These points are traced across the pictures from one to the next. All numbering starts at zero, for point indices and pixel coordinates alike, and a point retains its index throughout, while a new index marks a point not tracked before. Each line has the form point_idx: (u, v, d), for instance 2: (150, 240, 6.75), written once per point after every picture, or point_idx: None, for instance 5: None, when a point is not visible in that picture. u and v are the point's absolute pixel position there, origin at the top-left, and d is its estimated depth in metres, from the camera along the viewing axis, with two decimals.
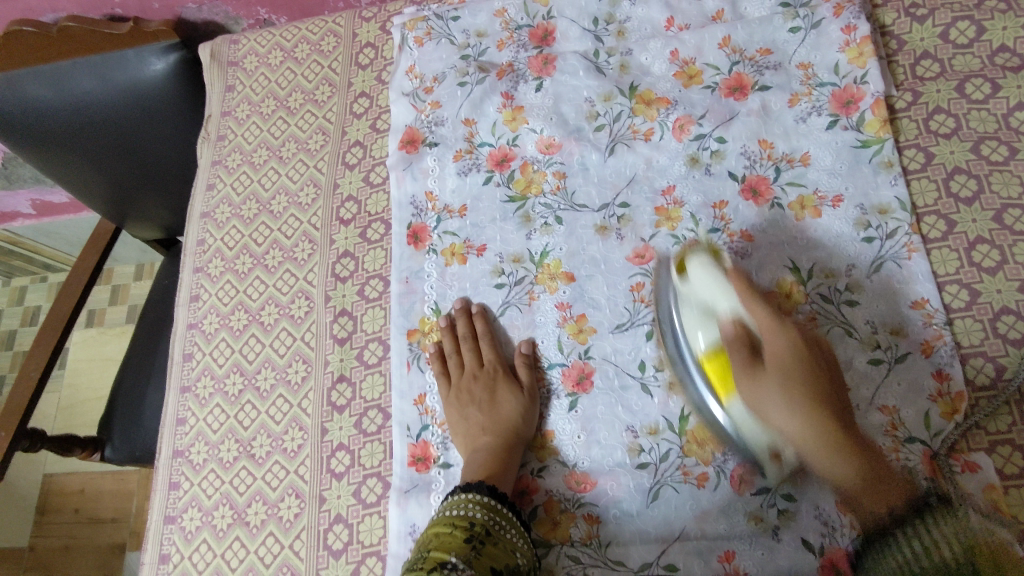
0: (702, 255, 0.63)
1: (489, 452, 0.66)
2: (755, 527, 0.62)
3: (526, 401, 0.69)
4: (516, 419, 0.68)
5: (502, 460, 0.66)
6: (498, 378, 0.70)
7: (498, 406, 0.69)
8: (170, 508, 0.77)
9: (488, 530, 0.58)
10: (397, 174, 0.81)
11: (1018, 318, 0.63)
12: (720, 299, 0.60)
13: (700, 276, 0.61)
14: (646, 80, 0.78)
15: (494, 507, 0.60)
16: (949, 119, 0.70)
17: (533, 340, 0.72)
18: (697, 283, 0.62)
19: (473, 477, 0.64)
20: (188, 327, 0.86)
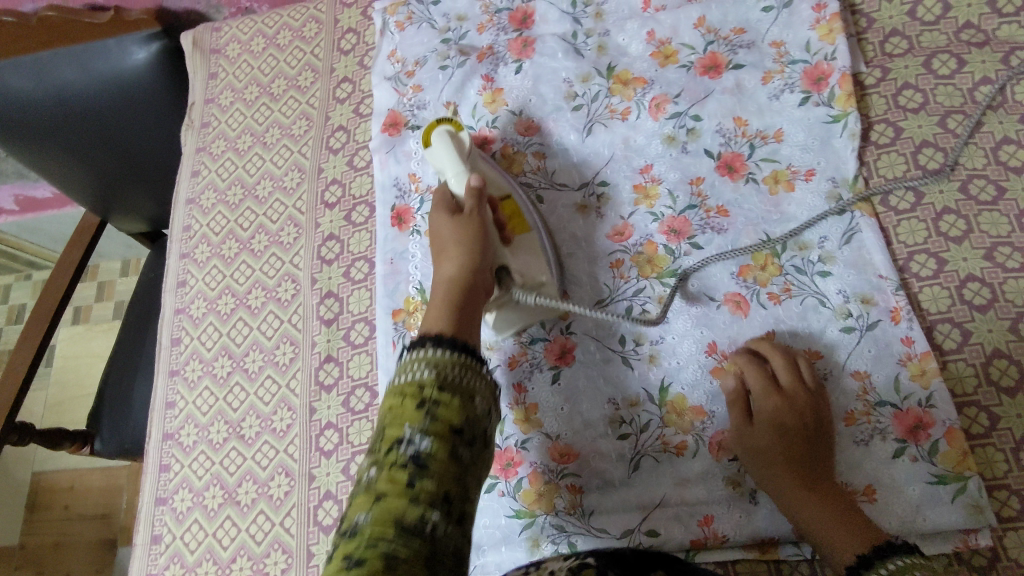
0: (444, 126, 0.69)
1: (768, 436, 0.62)
2: (733, 492, 0.64)
3: (475, 223, 0.64)
4: (794, 417, 0.62)
5: (818, 454, 0.61)
6: (440, 218, 0.66)
7: (449, 237, 0.64)
8: (162, 490, 0.78)
9: (442, 384, 0.50)
10: (380, 157, 0.82)
11: (983, 284, 0.65)
12: (452, 165, 0.67)
13: (439, 148, 0.68)
14: (623, 60, 0.79)
15: (460, 361, 0.52)
16: (917, 94, 0.72)
17: (472, 190, 0.65)
18: (437, 155, 0.68)
19: (451, 309, 0.58)
20: (176, 313, 0.86)
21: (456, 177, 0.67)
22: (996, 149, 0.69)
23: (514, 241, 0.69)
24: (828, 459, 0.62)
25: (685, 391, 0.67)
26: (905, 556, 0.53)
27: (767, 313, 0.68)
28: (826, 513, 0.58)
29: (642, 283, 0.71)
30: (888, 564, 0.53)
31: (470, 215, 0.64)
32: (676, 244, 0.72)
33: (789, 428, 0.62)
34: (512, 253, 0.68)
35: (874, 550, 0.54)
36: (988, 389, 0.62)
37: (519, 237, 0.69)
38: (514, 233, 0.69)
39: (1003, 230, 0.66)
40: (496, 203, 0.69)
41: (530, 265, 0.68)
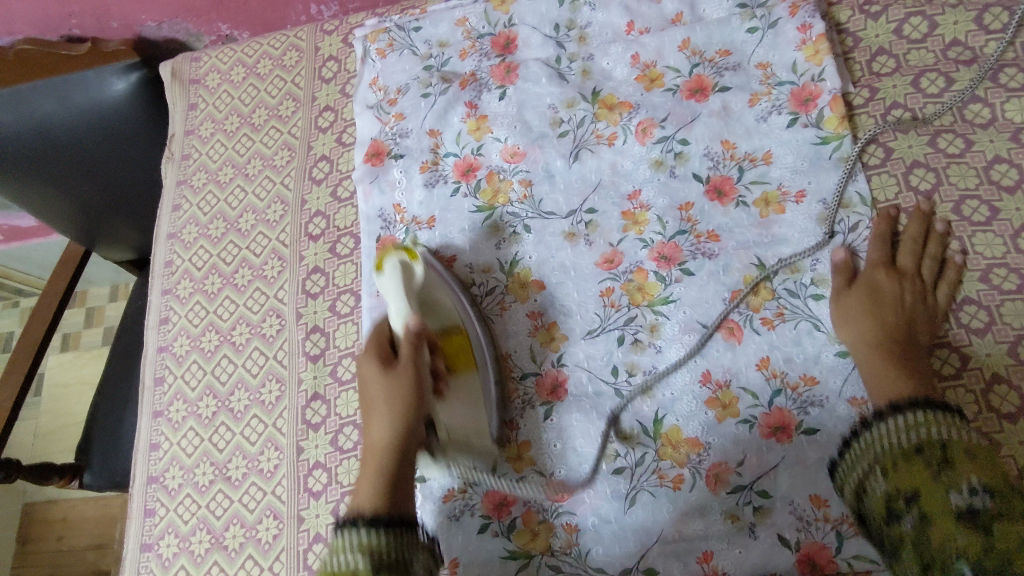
0: (399, 257, 0.66)
1: (861, 307, 0.63)
2: (731, 526, 0.62)
3: (410, 381, 0.60)
4: (913, 299, 0.64)
5: (915, 344, 0.62)
6: (371, 368, 0.61)
7: (384, 399, 0.60)
8: (147, 535, 0.76)
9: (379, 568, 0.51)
10: (364, 188, 0.81)
11: (979, 307, 0.64)
12: (399, 301, 0.64)
13: (390, 285, 0.65)
14: (608, 85, 0.78)
15: (391, 549, 0.52)
16: (906, 114, 0.71)
17: (410, 337, 0.61)
18: (388, 287, 0.65)
19: (387, 487, 0.56)
20: (159, 351, 0.84)
21: (400, 312, 0.64)
22: (987, 169, 0.68)
23: (450, 386, 0.67)
24: (925, 340, 0.63)
25: (680, 423, 0.66)
26: (934, 411, 0.54)
27: (761, 340, 0.66)
28: (903, 373, 0.59)
29: (633, 312, 0.70)
30: (920, 412, 0.54)
31: (404, 373, 0.60)
32: (666, 271, 0.71)
33: (904, 309, 0.63)
34: (446, 405, 0.66)
35: (926, 398, 0.55)
36: (989, 415, 0.61)
37: (456, 382, 0.68)
38: (452, 375, 0.67)
39: (998, 251, 0.65)
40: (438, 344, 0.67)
41: (460, 417, 0.67)
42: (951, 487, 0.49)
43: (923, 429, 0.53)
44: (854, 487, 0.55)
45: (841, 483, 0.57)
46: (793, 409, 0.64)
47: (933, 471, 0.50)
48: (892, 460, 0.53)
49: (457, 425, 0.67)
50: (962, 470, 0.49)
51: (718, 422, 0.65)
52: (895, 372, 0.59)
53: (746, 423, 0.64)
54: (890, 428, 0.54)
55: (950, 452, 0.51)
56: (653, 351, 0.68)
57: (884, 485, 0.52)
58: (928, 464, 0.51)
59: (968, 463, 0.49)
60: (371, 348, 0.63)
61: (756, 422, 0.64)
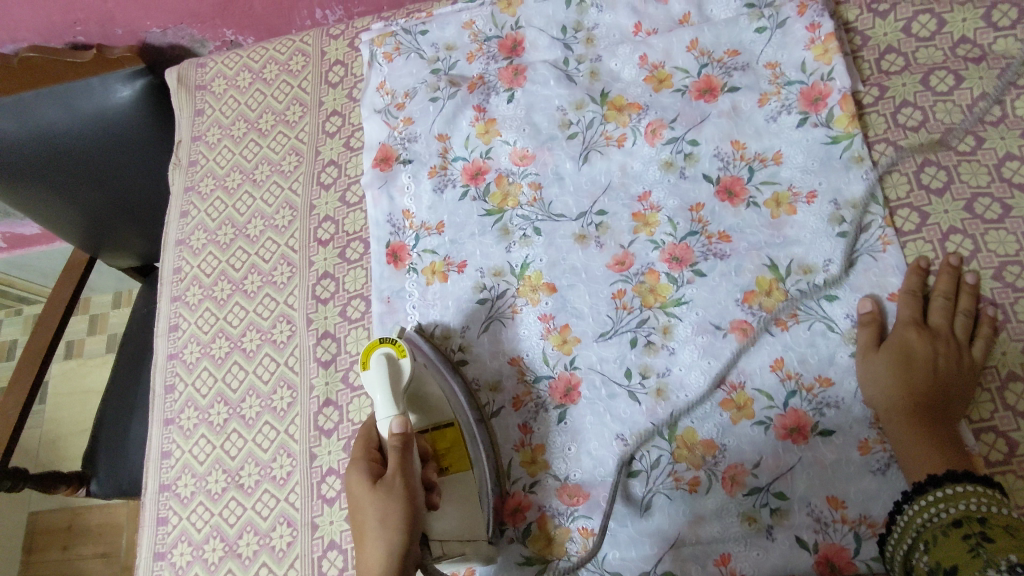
0: (387, 350, 0.63)
1: (889, 371, 0.61)
2: (748, 528, 0.62)
3: (400, 493, 0.56)
4: (948, 364, 0.60)
5: (945, 411, 0.60)
6: (359, 483, 0.57)
7: (375, 518, 0.55)
8: (159, 544, 0.75)
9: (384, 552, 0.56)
10: (373, 192, 0.81)
11: (994, 305, 0.64)
12: (387, 409, 0.61)
13: (375, 377, 0.62)
14: (616, 86, 0.78)
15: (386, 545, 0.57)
16: (916, 112, 0.71)
17: (398, 443, 0.58)
18: (373, 380, 0.62)
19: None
20: (169, 358, 0.84)
21: (383, 399, 0.61)
22: (998, 166, 0.68)
23: (443, 489, 0.62)
24: (959, 407, 0.60)
25: (695, 424, 0.66)
26: (971, 485, 0.54)
27: (775, 340, 0.66)
28: (922, 436, 0.58)
29: (645, 314, 0.70)
30: (953, 486, 0.54)
31: (392, 488, 0.56)
32: (678, 272, 0.70)
33: (938, 375, 0.60)
34: (439, 512, 0.61)
35: (947, 473, 0.55)
36: (1005, 413, 0.61)
37: (450, 481, 0.63)
38: (444, 476, 0.63)
39: (1011, 249, 0.65)
40: (429, 445, 0.63)
41: (455, 524, 0.62)
42: (988, 565, 0.47)
43: (963, 503, 0.53)
44: (901, 564, 0.55)
45: (888, 560, 0.57)
46: (809, 410, 0.63)
47: (969, 546, 0.50)
48: (932, 535, 0.53)
49: (450, 533, 0.61)
50: (1001, 547, 0.48)
51: (733, 423, 0.65)
52: (916, 441, 0.59)
53: (762, 425, 0.64)
54: (927, 502, 0.55)
55: (988, 525, 0.50)
56: (667, 353, 0.68)
57: (926, 560, 0.52)
58: (963, 535, 0.51)
59: (1006, 536, 0.49)
60: (360, 471, 0.58)
61: (772, 424, 0.64)
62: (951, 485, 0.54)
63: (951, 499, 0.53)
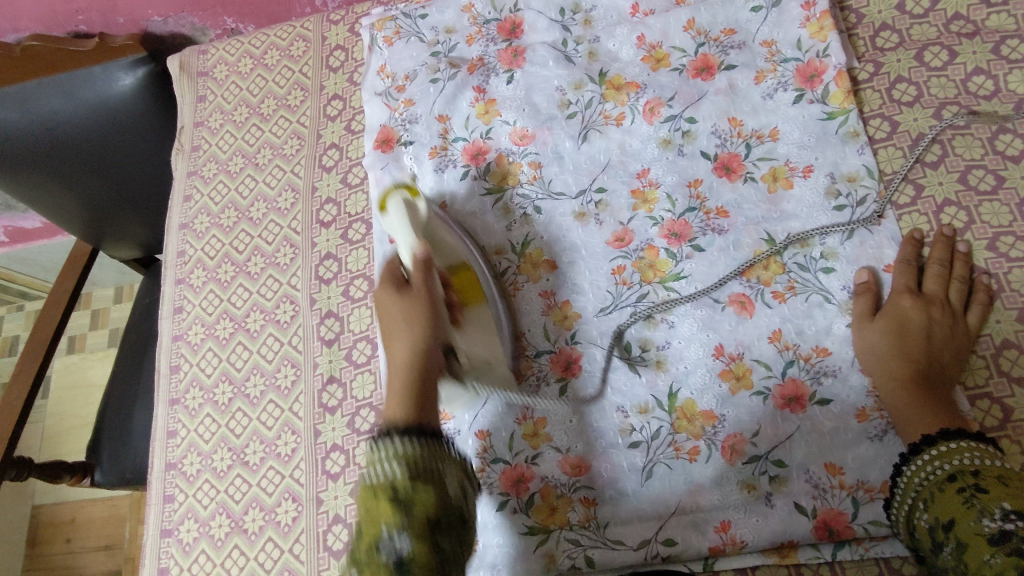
0: (403, 193, 0.66)
1: (884, 337, 0.62)
2: (748, 496, 0.63)
3: (422, 342, 0.58)
4: (941, 331, 0.62)
5: (939, 376, 0.61)
6: (389, 296, 0.61)
7: (407, 311, 0.60)
8: (166, 521, 0.76)
9: (415, 478, 0.48)
10: (375, 174, 0.82)
11: (988, 275, 0.65)
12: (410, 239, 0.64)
13: (399, 218, 0.64)
14: (615, 66, 0.79)
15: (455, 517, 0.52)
16: (911, 88, 0.72)
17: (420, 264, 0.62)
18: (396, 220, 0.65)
19: (412, 395, 0.54)
20: (174, 340, 0.85)
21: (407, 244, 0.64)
22: (992, 139, 0.69)
23: (464, 335, 0.65)
24: (952, 372, 0.62)
25: (694, 396, 0.66)
26: (963, 442, 0.55)
27: (773, 312, 0.67)
28: (920, 399, 0.59)
29: (645, 289, 0.71)
30: (946, 443, 0.55)
31: (417, 292, 0.61)
32: (677, 247, 0.71)
33: (931, 344, 0.62)
34: (465, 334, 0.65)
35: (944, 431, 0.56)
36: (1000, 379, 0.62)
37: (471, 311, 0.67)
38: (465, 353, 0.64)
39: (1005, 219, 0.66)
40: (447, 276, 0.67)
41: (479, 344, 0.66)
42: (983, 516, 0.49)
43: (957, 458, 0.54)
44: (905, 526, 0.56)
45: (894, 522, 0.57)
46: (806, 380, 0.64)
47: (964, 499, 0.51)
48: (930, 492, 0.54)
49: (479, 417, 0.64)
50: (995, 496, 0.50)
51: (732, 394, 0.65)
52: (914, 405, 0.59)
53: (760, 395, 0.65)
54: (923, 461, 0.56)
55: (980, 476, 0.52)
56: (667, 327, 0.69)
57: (925, 515, 0.53)
58: (958, 488, 0.52)
59: (998, 486, 0.50)
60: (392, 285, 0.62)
61: (770, 393, 0.65)
62: (942, 442, 0.55)
63: (944, 455, 0.55)
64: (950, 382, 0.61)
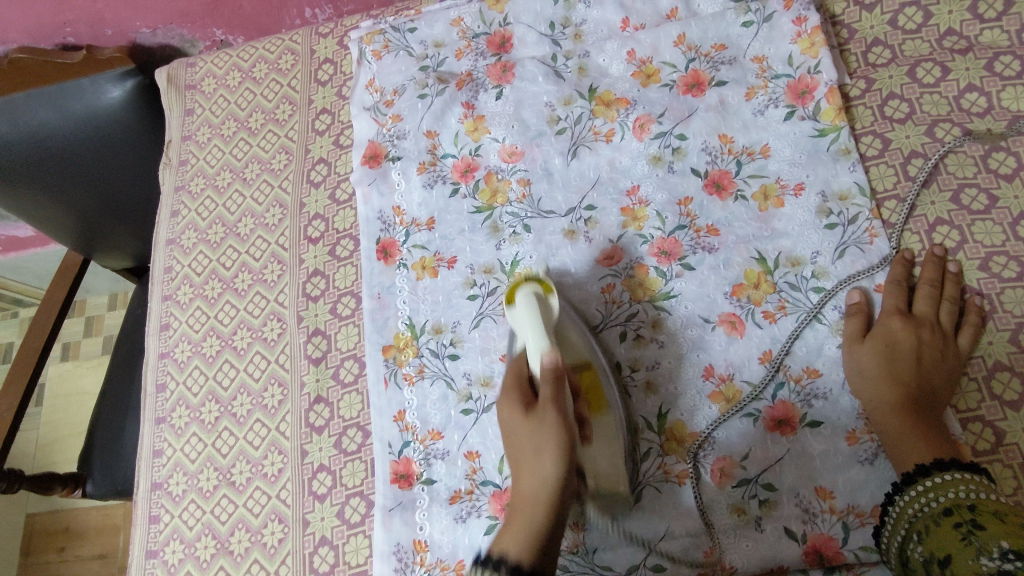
0: (533, 288, 0.63)
1: (874, 359, 0.61)
2: (737, 520, 0.62)
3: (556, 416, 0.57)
4: (930, 353, 0.61)
5: (930, 400, 0.60)
6: (512, 411, 0.59)
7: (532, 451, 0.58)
8: (152, 542, 0.76)
9: None
10: (363, 190, 0.81)
11: (980, 295, 0.64)
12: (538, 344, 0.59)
13: (523, 310, 0.61)
14: (604, 82, 0.78)
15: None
16: (903, 104, 0.72)
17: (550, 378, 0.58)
18: (520, 318, 0.61)
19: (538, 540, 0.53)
20: (161, 357, 0.84)
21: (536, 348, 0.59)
22: (985, 158, 0.68)
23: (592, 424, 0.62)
24: (945, 396, 0.61)
25: (684, 418, 0.66)
26: (957, 473, 0.54)
27: (763, 333, 0.66)
28: (911, 425, 0.58)
29: (635, 308, 0.70)
30: (940, 474, 0.54)
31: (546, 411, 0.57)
32: (667, 266, 0.70)
33: (920, 365, 0.61)
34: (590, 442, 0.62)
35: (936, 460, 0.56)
36: (992, 402, 0.61)
37: (597, 421, 0.63)
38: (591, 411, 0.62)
39: (998, 239, 0.65)
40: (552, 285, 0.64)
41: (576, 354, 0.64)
42: (979, 553, 0.47)
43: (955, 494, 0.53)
44: (897, 557, 0.55)
45: (885, 551, 0.57)
46: (797, 402, 0.64)
47: (960, 535, 0.50)
48: (924, 525, 0.53)
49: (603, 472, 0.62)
50: (991, 533, 0.48)
51: (723, 416, 0.65)
52: (907, 432, 0.58)
53: (751, 417, 0.64)
54: (915, 492, 0.55)
55: (979, 511, 0.50)
56: (656, 347, 0.68)
57: (919, 549, 0.52)
58: (955, 523, 0.51)
59: (995, 523, 0.49)
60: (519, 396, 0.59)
61: (760, 416, 0.64)
62: (936, 474, 0.55)
63: (938, 487, 0.54)
64: (943, 404, 0.61)
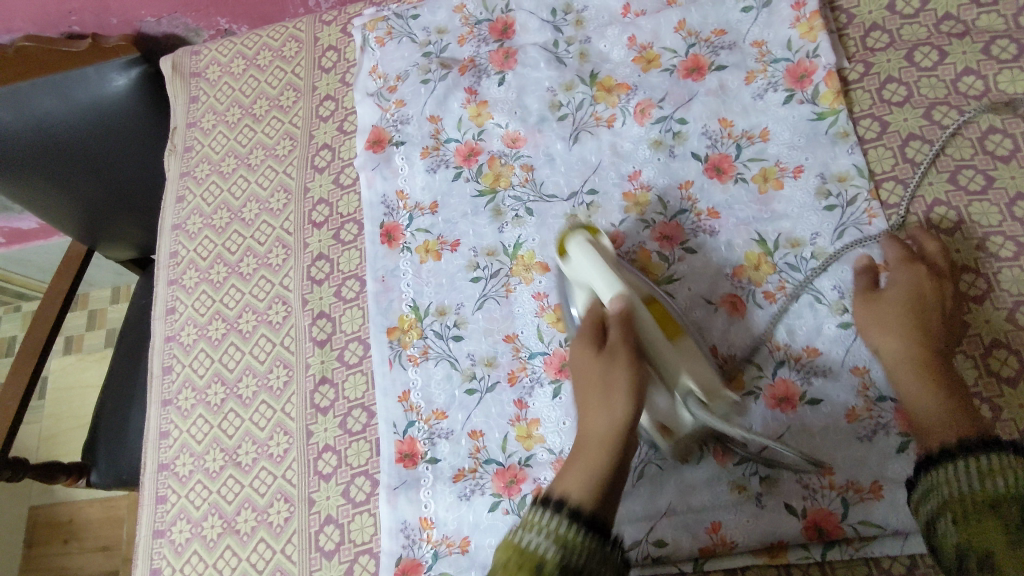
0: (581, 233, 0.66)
1: (898, 321, 0.60)
2: (738, 496, 0.63)
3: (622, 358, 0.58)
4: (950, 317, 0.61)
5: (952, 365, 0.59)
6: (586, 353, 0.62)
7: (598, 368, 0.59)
8: (159, 522, 0.76)
9: (565, 565, 0.49)
10: (367, 175, 0.82)
11: (977, 275, 0.65)
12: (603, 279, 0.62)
13: (579, 256, 0.64)
14: (606, 67, 0.79)
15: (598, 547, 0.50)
16: (901, 88, 0.72)
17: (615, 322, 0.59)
18: (577, 261, 0.64)
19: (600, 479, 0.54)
20: (167, 341, 0.85)
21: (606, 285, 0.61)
22: (982, 139, 0.69)
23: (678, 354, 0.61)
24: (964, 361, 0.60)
25: None
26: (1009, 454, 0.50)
27: (763, 313, 0.67)
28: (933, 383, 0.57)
29: None
30: (997, 456, 0.50)
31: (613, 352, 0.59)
32: (669, 250, 0.71)
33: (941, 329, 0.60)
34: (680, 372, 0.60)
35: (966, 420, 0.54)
36: (988, 379, 0.62)
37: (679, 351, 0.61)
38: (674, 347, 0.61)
39: (994, 219, 0.66)
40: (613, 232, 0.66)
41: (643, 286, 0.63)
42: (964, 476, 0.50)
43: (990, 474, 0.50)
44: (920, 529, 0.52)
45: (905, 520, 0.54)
46: (797, 380, 0.64)
47: (1010, 534, 0.47)
48: (965, 507, 0.49)
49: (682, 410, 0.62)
50: None
51: None
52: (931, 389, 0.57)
53: (752, 396, 0.65)
54: (965, 470, 0.50)
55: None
56: None
57: (954, 530, 0.49)
58: (1009, 520, 0.47)
59: None
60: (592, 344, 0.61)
61: (761, 394, 0.65)
62: (988, 454, 0.50)
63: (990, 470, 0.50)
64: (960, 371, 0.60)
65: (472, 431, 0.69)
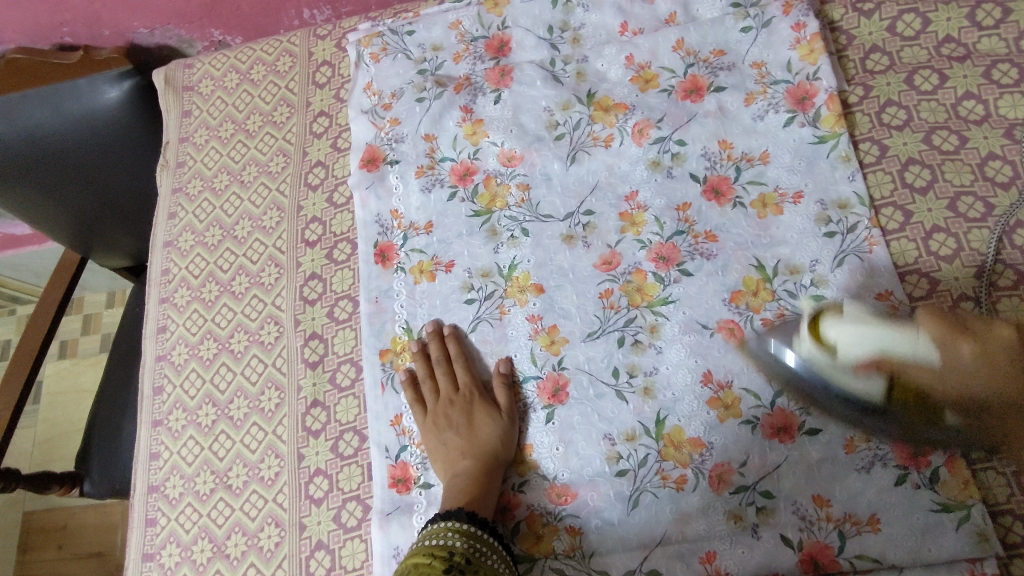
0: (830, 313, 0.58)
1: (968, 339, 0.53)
2: (734, 527, 0.62)
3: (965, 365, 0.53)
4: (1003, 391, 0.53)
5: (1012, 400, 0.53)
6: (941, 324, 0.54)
7: (955, 341, 0.53)
8: (149, 545, 0.76)
9: (470, 557, 0.58)
10: (360, 193, 0.81)
11: (976, 304, 0.63)
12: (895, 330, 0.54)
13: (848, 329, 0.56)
14: (603, 87, 0.78)
15: (474, 534, 0.60)
16: (901, 111, 0.71)
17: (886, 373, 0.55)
18: (843, 335, 0.56)
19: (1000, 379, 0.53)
20: (157, 360, 0.84)
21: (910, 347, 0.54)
22: (981, 165, 0.68)
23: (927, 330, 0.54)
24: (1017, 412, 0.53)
25: (682, 423, 0.65)
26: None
27: (762, 340, 0.66)
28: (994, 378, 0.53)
29: (633, 313, 0.70)
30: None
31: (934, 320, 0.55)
32: (665, 272, 0.70)
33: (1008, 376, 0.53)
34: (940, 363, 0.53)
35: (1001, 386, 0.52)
36: None
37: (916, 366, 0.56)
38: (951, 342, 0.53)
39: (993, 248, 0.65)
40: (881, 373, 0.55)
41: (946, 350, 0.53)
42: None
43: None
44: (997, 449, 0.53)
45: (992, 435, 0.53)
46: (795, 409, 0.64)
47: None
48: None
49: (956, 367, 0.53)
50: None
51: (720, 422, 0.65)
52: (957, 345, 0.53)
53: (749, 424, 0.64)
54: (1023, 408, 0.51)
55: None
56: (654, 353, 0.68)
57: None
58: None
59: None
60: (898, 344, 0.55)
61: (758, 423, 0.64)
62: None
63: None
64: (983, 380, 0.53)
65: (443, 459, 0.68)
